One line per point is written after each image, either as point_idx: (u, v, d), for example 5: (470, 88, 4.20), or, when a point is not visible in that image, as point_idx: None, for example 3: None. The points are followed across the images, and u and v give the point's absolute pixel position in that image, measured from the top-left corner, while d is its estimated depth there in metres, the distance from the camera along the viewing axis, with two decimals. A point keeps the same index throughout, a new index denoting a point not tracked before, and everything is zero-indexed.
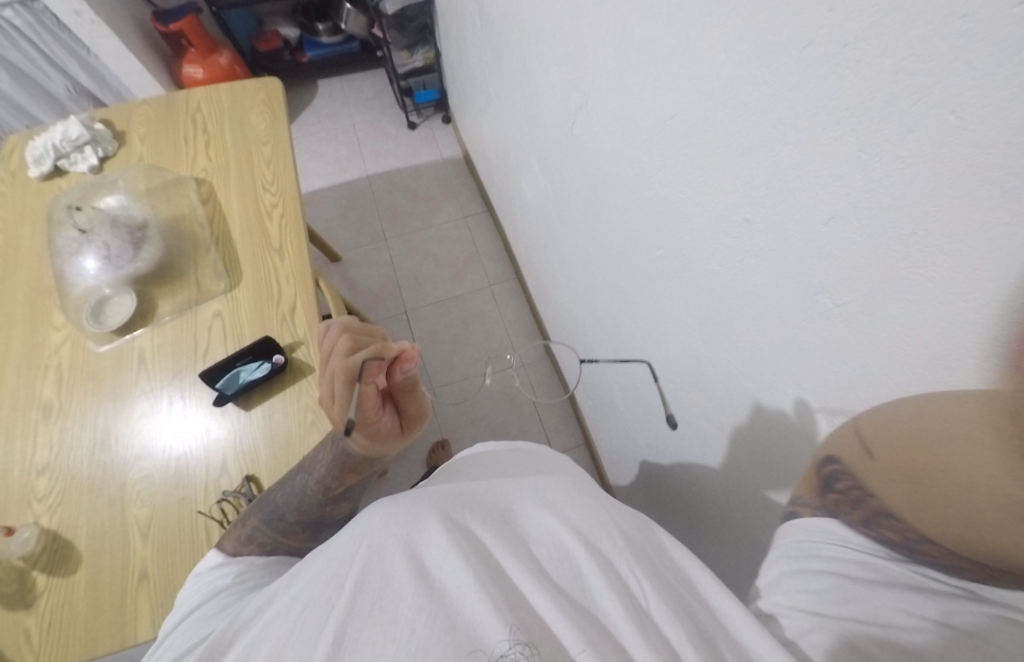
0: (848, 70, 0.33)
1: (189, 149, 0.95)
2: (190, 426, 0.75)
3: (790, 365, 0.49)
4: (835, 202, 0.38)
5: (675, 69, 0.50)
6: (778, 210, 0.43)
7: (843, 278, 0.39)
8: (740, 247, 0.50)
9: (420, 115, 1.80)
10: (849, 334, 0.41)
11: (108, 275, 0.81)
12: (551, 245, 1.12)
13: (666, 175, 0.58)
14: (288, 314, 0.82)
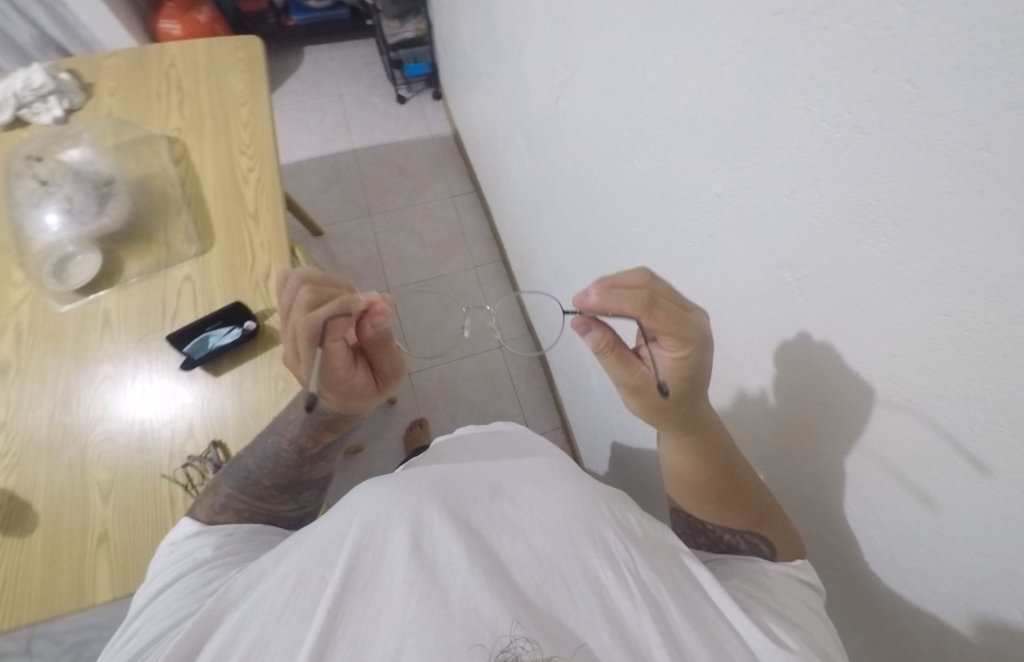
0: (821, 37, 0.33)
1: (162, 106, 0.91)
2: (156, 392, 0.73)
3: (758, 344, 0.49)
4: (803, 175, 0.37)
5: (659, 41, 0.49)
6: (749, 185, 0.43)
7: (808, 254, 0.39)
8: (713, 224, 0.49)
9: (409, 89, 1.75)
10: (810, 310, 0.41)
11: (70, 231, 0.78)
12: (535, 226, 1.11)
13: (645, 152, 0.57)
14: (262, 280, 0.80)
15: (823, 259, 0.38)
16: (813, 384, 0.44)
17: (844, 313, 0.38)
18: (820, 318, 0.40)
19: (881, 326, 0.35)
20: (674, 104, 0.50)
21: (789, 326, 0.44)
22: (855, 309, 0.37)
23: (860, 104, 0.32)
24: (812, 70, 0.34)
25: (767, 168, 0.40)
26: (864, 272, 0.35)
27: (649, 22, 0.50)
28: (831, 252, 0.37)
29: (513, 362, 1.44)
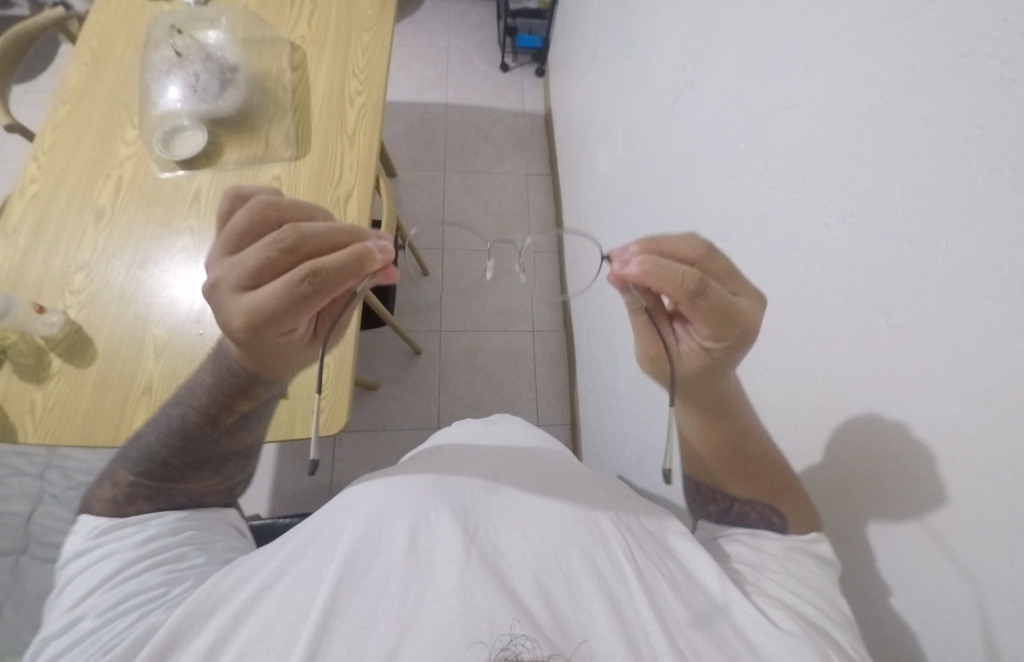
0: (999, 88, 0.32)
1: (294, 13, 0.95)
2: (206, 287, 0.76)
3: (817, 382, 0.50)
4: (930, 220, 0.37)
5: (809, 63, 0.50)
6: (864, 223, 0.43)
7: (908, 301, 0.39)
8: (811, 253, 0.50)
9: (514, 59, 1.76)
10: (887, 357, 0.42)
11: (189, 106, 0.82)
12: (606, 222, 1.12)
13: (757, 171, 0.58)
14: (342, 198, 0.83)
15: (920, 311, 0.38)
16: (865, 431, 0.44)
17: (931, 366, 0.38)
18: (898, 366, 0.41)
19: (970, 385, 0.35)
20: (807, 130, 0.50)
21: (856, 371, 0.45)
22: (937, 365, 0.38)
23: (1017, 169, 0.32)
24: (979, 117, 0.34)
25: (888, 212, 0.41)
26: (963, 330, 0.36)
27: (806, 44, 0.50)
28: (927, 304, 0.38)
29: (541, 349, 1.44)
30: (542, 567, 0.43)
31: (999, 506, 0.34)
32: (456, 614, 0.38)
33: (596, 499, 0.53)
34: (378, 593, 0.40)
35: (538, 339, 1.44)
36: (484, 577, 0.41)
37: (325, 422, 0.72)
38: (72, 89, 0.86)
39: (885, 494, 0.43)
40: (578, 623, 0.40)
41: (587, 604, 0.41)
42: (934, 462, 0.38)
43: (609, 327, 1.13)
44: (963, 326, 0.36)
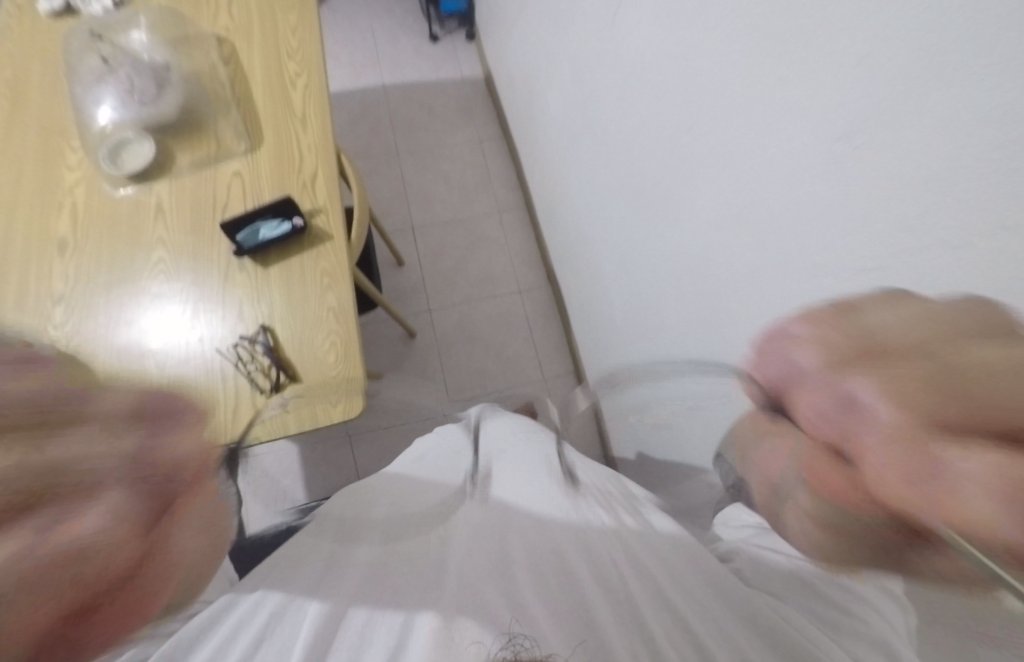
0: None
1: (212, 6, 0.91)
2: (166, 328, 0.73)
3: (798, 238, 0.50)
4: (874, 39, 0.38)
5: None
6: (816, 66, 0.44)
7: (865, 121, 0.40)
8: (771, 114, 0.50)
9: (443, 27, 1.73)
10: (860, 179, 0.41)
11: (129, 115, 0.79)
12: (569, 165, 1.13)
13: (712, 50, 0.56)
14: (308, 180, 0.82)
15: (882, 121, 0.39)
16: (850, 268, 0.44)
17: (891, 177, 0.39)
18: (863, 191, 0.41)
19: (924, 181, 0.36)
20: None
21: (831, 211, 0.45)
22: (900, 169, 0.38)
23: None
24: None
25: (837, 40, 0.41)
26: (915, 127, 0.36)
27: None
28: (883, 114, 0.38)
29: (530, 307, 1.45)
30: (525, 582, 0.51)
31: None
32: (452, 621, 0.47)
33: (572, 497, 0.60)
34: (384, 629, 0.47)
35: (526, 296, 1.46)
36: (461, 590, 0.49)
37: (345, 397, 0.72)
38: None
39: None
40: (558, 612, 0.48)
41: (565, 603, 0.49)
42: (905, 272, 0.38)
43: (592, 267, 1.13)
44: (915, 126, 0.36)
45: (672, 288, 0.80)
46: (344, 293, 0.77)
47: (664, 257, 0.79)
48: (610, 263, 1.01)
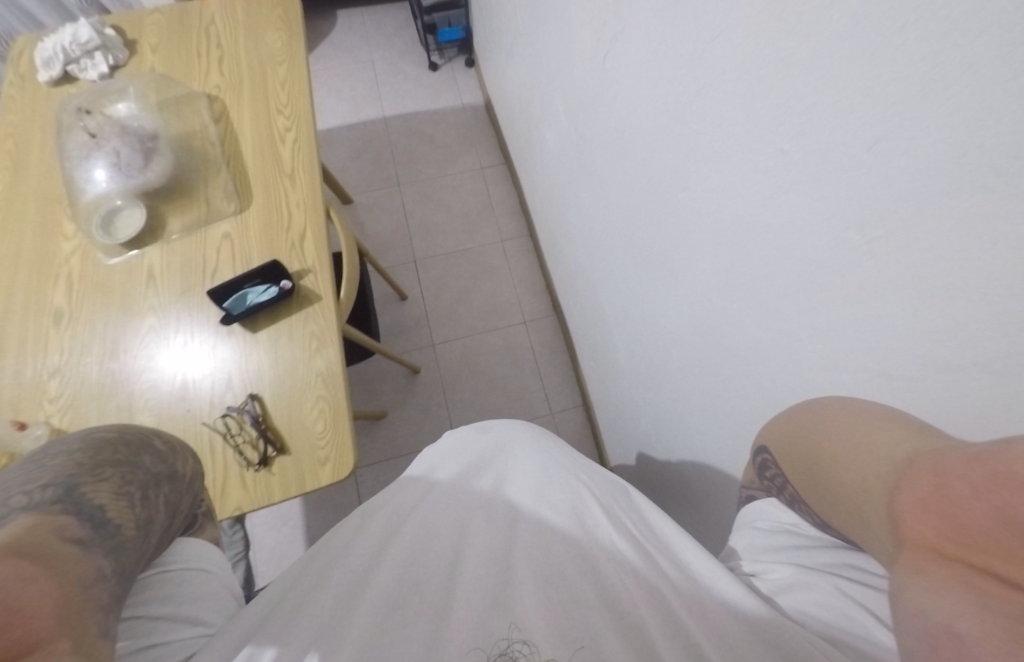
0: None
1: (202, 63, 0.92)
2: (156, 400, 0.73)
3: (806, 321, 0.47)
4: (882, 122, 0.34)
5: None
6: (817, 135, 0.39)
7: (876, 210, 0.36)
8: (771, 182, 0.46)
9: (442, 56, 1.73)
10: (872, 273, 0.39)
11: (119, 185, 0.80)
12: (568, 202, 1.10)
13: (700, 110, 0.53)
14: (296, 241, 0.81)
15: (891, 218, 0.35)
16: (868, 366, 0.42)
17: (908, 273, 0.36)
18: (882, 282, 0.38)
19: (952, 290, 0.33)
20: (730, 61, 0.46)
21: (843, 298, 0.42)
22: (915, 276, 0.35)
23: (961, 37, 0.27)
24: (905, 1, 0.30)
25: (834, 122, 0.37)
26: (932, 231, 0.33)
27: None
28: (892, 212, 0.35)
29: (536, 338, 1.43)
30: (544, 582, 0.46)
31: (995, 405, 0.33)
32: (458, 624, 0.42)
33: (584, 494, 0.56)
34: (387, 636, 0.42)
35: (531, 327, 1.44)
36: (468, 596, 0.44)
37: (334, 469, 0.71)
38: None
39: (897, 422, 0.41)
40: (575, 615, 0.43)
41: (584, 607, 0.43)
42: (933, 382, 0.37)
43: (594, 305, 1.11)
44: (932, 230, 0.33)
45: (672, 340, 0.77)
46: (332, 357, 0.76)
47: (663, 307, 0.77)
48: (611, 305, 0.98)
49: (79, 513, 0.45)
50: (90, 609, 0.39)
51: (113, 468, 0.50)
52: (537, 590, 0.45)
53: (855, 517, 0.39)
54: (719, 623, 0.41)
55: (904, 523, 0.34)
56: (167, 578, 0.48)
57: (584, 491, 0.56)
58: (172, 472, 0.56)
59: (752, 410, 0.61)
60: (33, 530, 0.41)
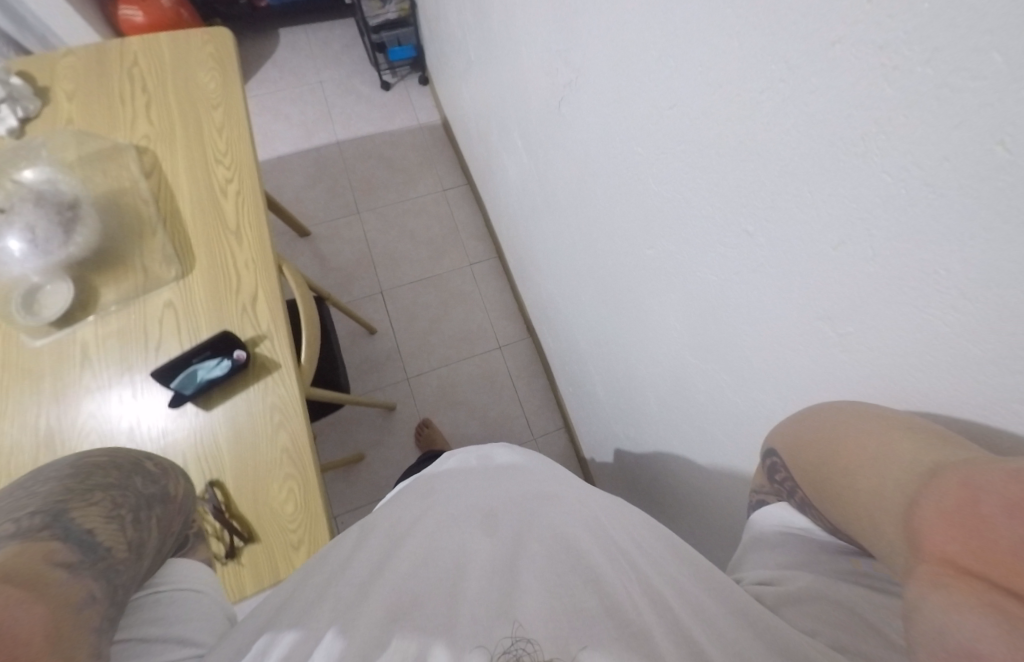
0: (883, 78, 0.27)
1: (127, 112, 0.84)
2: None
3: (784, 394, 0.48)
4: (847, 227, 0.33)
5: (673, 46, 0.42)
6: (780, 227, 0.38)
7: (842, 309, 0.37)
8: (737, 260, 0.45)
9: (394, 74, 1.66)
10: (844, 363, 0.39)
11: (38, 260, 0.71)
12: (537, 229, 1.07)
13: (662, 171, 0.51)
14: (248, 304, 0.75)
15: (867, 315, 0.35)
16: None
17: (881, 368, 0.36)
18: (858, 371, 0.39)
19: (933, 393, 0.34)
20: (687, 128, 0.44)
21: (820, 380, 0.43)
22: (904, 372, 0.35)
23: (925, 159, 0.27)
24: (872, 113, 0.28)
25: (803, 211, 0.36)
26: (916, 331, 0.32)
27: (659, 31, 0.44)
28: (866, 310, 0.35)
29: (512, 362, 1.39)
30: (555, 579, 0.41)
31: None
32: (462, 632, 0.37)
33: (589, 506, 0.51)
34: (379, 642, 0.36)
35: (507, 351, 1.40)
36: (466, 602, 0.39)
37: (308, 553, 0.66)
38: None
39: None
40: (588, 611, 0.38)
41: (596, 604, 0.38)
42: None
43: (571, 333, 1.09)
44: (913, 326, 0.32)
45: (655, 382, 0.75)
46: (298, 429, 0.71)
47: (643, 346, 0.75)
48: (587, 336, 0.98)
49: (69, 535, 0.42)
50: (80, 633, 0.36)
51: (102, 492, 0.47)
52: (549, 589, 0.40)
53: (875, 521, 0.36)
54: (722, 629, 0.38)
55: (925, 538, 0.30)
56: (158, 598, 0.44)
57: (596, 507, 0.52)
58: (163, 493, 0.52)
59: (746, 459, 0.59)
60: (19, 556, 0.38)
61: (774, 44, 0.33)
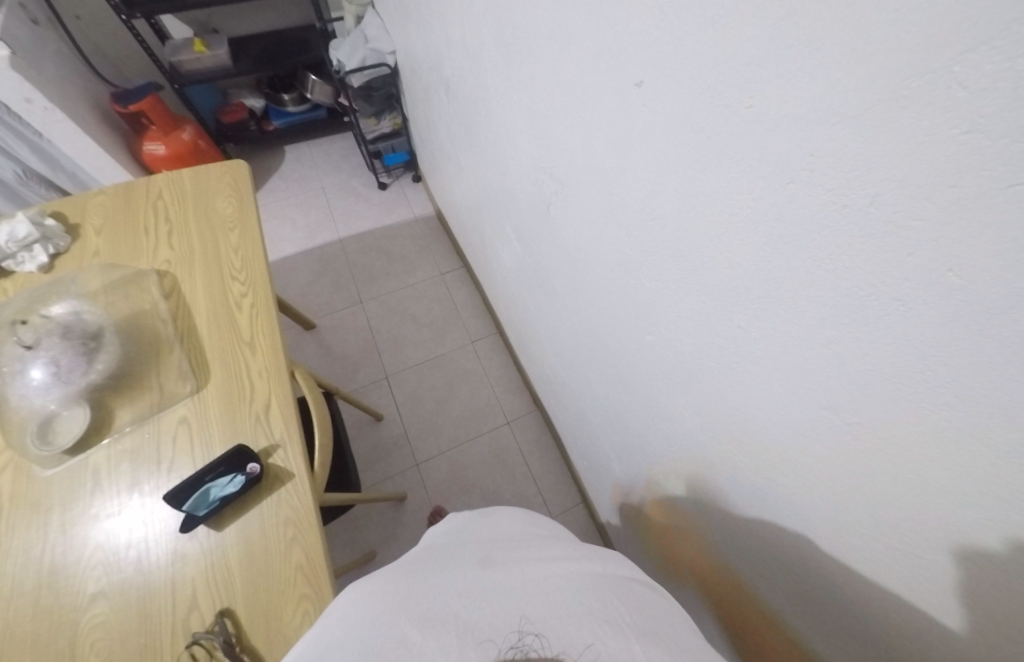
0: (888, 174, 0.30)
1: (150, 239, 0.89)
2: (107, 641, 0.62)
3: (796, 479, 0.50)
4: (834, 327, 0.38)
5: (653, 175, 0.51)
6: (768, 325, 0.44)
7: (849, 400, 0.40)
8: (734, 355, 0.50)
9: (389, 175, 1.79)
10: (855, 453, 0.42)
11: (59, 390, 0.73)
12: (537, 308, 1.10)
13: (650, 271, 0.59)
14: (262, 413, 0.76)
15: (881, 396, 0.37)
16: (877, 543, 0.44)
17: (903, 451, 0.37)
18: (871, 459, 0.40)
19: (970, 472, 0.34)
20: (676, 235, 0.51)
21: (837, 471, 0.45)
22: (925, 447, 0.36)
23: (944, 238, 0.29)
24: (881, 213, 0.31)
25: (788, 312, 0.41)
26: (928, 402, 0.34)
27: (650, 159, 0.50)
28: (881, 394, 0.37)
29: (523, 439, 1.37)
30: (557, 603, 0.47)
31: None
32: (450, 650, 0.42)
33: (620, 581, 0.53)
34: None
35: (517, 427, 1.39)
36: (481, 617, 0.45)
37: None
38: None
39: (932, 579, 0.41)
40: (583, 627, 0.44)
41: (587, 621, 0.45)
42: (948, 540, 0.38)
43: (580, 407, 1.09)
44: (936, 401, 0.33)
45: (670, 457, 0.75)
46: (312, 542, 0.68)
47: (656, 418, 0.75)
48: (597, 410, 0.98)
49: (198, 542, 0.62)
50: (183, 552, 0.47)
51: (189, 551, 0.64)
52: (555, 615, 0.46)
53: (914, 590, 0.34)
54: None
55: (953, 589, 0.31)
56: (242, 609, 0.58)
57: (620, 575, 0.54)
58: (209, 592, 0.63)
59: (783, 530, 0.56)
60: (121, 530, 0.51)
61: (756, 180, 0.39)
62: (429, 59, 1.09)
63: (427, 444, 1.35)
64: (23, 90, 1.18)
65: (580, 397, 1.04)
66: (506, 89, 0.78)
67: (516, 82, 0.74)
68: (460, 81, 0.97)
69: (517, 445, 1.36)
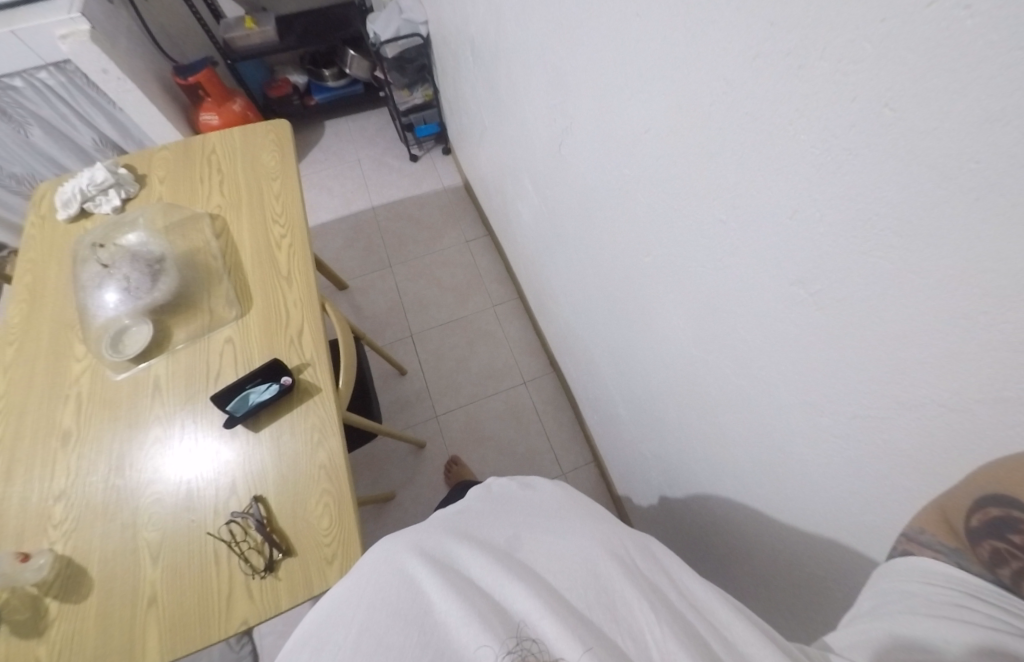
0: (829, 27, 0.34)
1: (204, 187, 1.00)
2: (164, 511, 0.73)
3: (777, 367, 0.54)
4: (799, 198, 0.42)
5: (645, 87, 0.56)
6: (746, 213, 0.48)
7: (813, 269, 0.44)
8: (717, 248, 0.54)
9: (421, 147, 1.88)
10: (821, 322, 0.46)
11: (127, 307, 0.85)
12: (551, 262, 1.16)
13: (647, 188, 0.63)
14: (295, 336, 0.85)
15: (834, 263, 0.41)
16: (844, 416, 0.48)
17: (857, 313, 0.42)
18: (832, 326, 0.45)
19: (904, 322, 0.38)
20: (667, 146, 0.56)
21: (805, 350, 0.49)
22: (873, 305, 0.40)
23: (880, 77, 0.33)
24: (827, 75, 0.36)
25: (761, 194, 0.46)
26: (872, 256, 0.38)
27: (643, 78, 0.56)
28: (837, 258, 0.41)
29: (539, 398, 1.43)
30: (586, 582, 0.49)
31: (971, 383, 0.36)
32: (462, 629, 0.46)
33: (630, 536, 0.56)
34: (394, 635, 0.47)
35: (533, 387, 1.45)
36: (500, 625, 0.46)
37: (342, 565, 0.70)
38: (14, 328, 0.87)
39: (888, 449, 0.45)
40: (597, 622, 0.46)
41: (612, 612, 0.47)
42: (899, 395, 0.41)
43: (590, 357, 1.15)
44: (879, 253, 0.38)
45: (670, 384, 0.80)
46: (334, 448, 0.77)
47: (655, 348, 0.80)
48: (606, 354, 1.03)
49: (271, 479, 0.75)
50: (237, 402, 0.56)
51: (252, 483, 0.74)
52: (573, 587, 0.49)
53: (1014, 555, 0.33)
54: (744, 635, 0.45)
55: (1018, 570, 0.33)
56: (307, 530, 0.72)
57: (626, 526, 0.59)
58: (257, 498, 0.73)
59: (763, 432, 0.61)
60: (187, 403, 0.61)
61: (728, 69, 0.44)
62: (457, 26, 1.16)
63: (448, 398, 1.43)
64: (101, 62, 1.33)
65: (591, 345, 1.10)
66: (522, 39, 0.84)
67: (530, 30, 0.80)
68: (483, 41, 1.03)
69: (533, 403, 1.42)
